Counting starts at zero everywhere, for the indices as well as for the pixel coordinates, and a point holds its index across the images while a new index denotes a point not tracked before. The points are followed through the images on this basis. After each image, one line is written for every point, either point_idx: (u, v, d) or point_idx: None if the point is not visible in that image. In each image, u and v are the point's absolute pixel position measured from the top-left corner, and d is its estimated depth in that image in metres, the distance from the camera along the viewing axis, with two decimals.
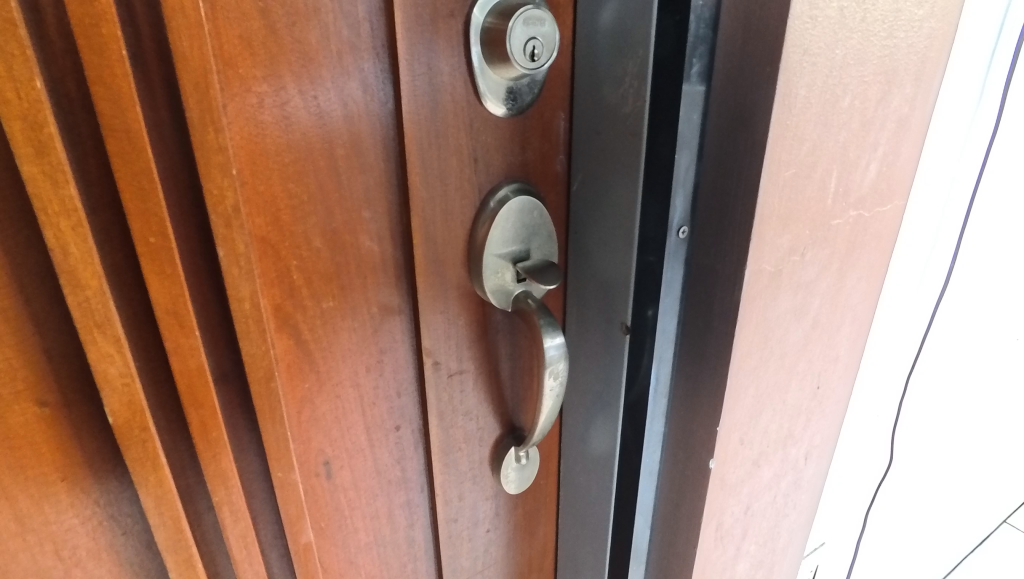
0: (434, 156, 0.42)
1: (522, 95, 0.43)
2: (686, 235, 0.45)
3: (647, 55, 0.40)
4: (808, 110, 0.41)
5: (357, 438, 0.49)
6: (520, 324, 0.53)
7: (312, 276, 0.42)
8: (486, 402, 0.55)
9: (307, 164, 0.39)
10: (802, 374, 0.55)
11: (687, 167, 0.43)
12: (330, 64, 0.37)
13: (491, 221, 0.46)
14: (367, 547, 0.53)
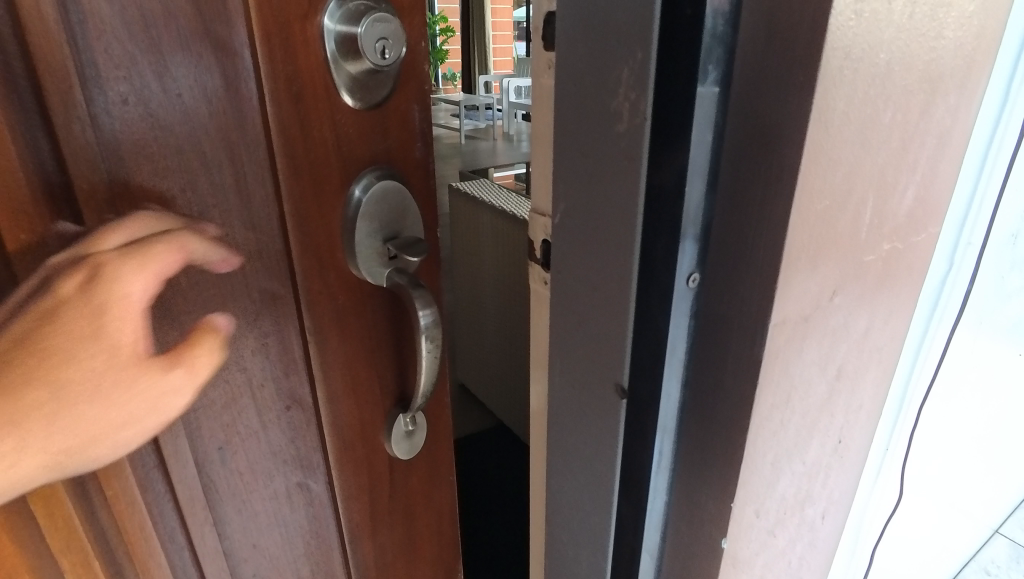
0: (311, 145, 0.32)
1: (377, 86, 0.33)
2: (696, 282, 0.37)
3: (648, 59, 0.32)
4: (846, 127, 0.33)
5: (249, 423, 0.36)
6: (402, 312, 0.40)
7: (195, 280, 0.31)
8: (388, 374, 0.41)
9: (181, 160, 0.29)
10: (824, 428, 0.47)
11: (698, 201, 0.34)
12: (186, 35, 0.28)
13: (366, 200, 0.35)
14: (270, 539, 0.40)
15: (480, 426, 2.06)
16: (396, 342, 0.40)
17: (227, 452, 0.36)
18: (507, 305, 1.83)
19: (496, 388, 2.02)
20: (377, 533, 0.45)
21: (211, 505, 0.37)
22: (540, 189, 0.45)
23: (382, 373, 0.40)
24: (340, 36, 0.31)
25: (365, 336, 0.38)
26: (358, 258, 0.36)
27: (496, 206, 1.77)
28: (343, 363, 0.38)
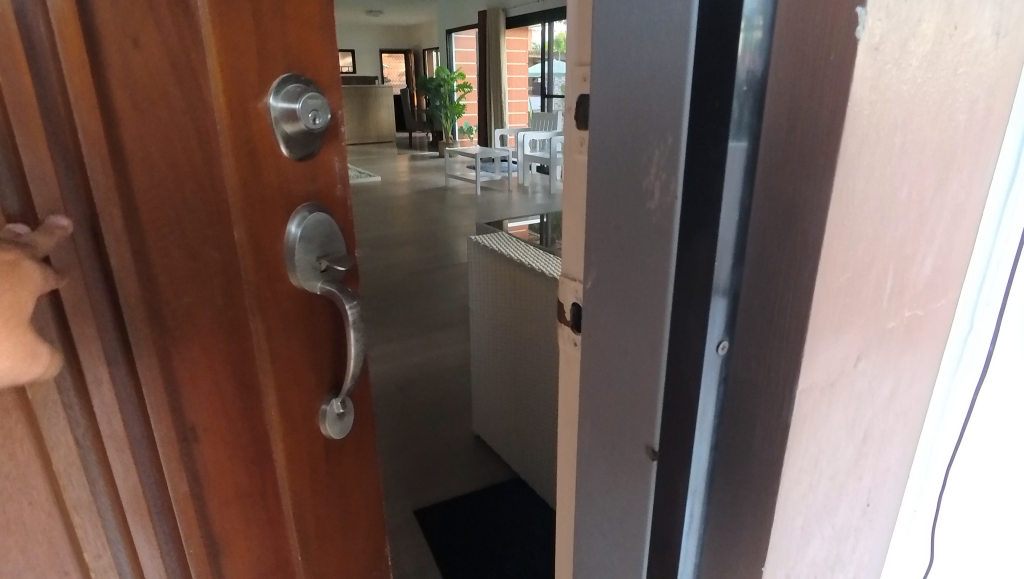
0: (266, 181, 0.41)
1: (309, 140, 0.42)
2: (725, 350, 0.38)
3: (677, 141, 0.35)
4: (866, 204, 0.35)
5: (217, 406, 0.45)
6: (336, 321, 0.47)
7: (174, 286, 0.41)
8: (325, 375, 0.48)
9: (169, 191, 0.39)
10: (853, 492, 0.47)
11: (725, 272, 0.36)
12: (176, 102, 0.38)
13: (304, 227, 0.43)
14: (233, 515, 0.48)
15: (496, 478, 2.04)
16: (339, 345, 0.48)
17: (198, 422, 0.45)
18: (525, 356, 1.84)
19: (513, 440, 2.01)
20: (324, 523, 0.51)
21: (186, 475, 0.45)
22: (571, 255, 0.47)
23: (323, 373, 0.47)
24: (283, 106, 0.40)
25: (315, 341, 0.46)
26: (298, 273, 0.43)
27: (515, 257, 1.81)
28: (295, 364, 0.46)
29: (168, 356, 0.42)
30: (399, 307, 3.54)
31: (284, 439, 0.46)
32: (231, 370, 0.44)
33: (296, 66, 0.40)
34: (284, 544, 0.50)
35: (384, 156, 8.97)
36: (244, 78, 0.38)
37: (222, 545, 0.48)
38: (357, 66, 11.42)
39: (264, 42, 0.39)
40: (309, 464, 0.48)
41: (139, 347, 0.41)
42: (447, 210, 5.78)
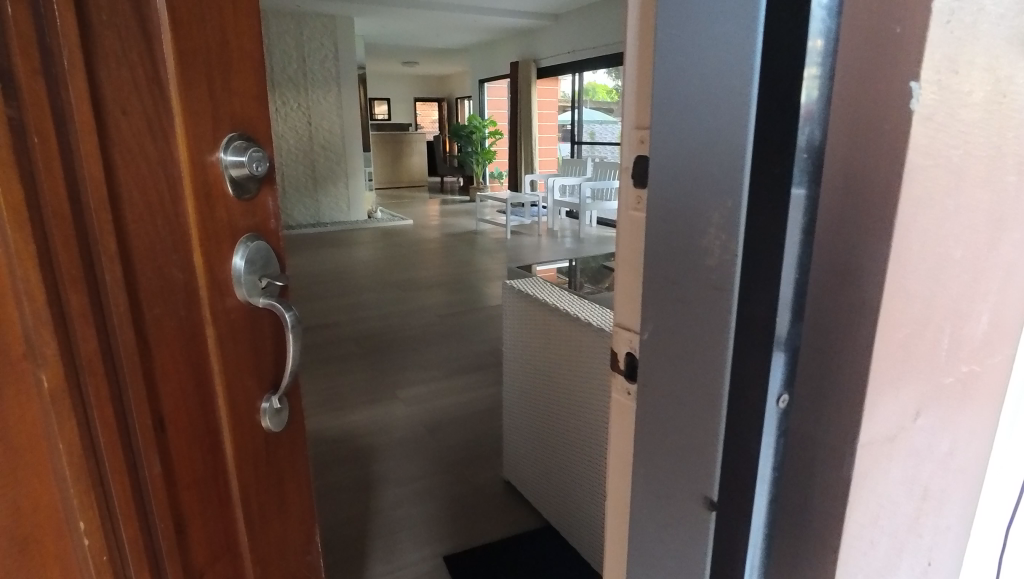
0: (219, 210, 0.51)
1: (249, 182, 0.52)
2: (785, 402, 0.39)
3: (736, 205, 0.37)
4: (923, 263, 0.36)
5: (188, 400, 0.52)
6: (270, 329, 0.57)
7: (151, 297, 0.48)
8: (263, 374, 0.57)
9: (148, 216, 0.47)
10: (913, 551, 0.47)
11: (786, 329, 0.37)
12: (159, 146, 0.47)
13: (247, 252, 0.53)
14: (197, 501, 0.54)
15: (528, 525, 2.01)
16: (275, 350, 0.58)
17: (170, 413, 0.51)
18: (552, 402, 1.88)
19: (545, 487, 1.99)
20: (264, 504, 0.60)
21: (164, 462, 0.51)
22: (626, 306, 0.49)
23: (261, 373, 0.57)
24: (232, 162, 0.50)
25: (255, 347, 0.56)
26: (243, 289, 0.53)
27: (549, 301, 1.83)
28: (240, 366, 0.55)
29: (147, 360, 0.49)
30: (429, 349, 3.57)
31: (233, 429, 0.55)
32: (193, 372, 0.52)
33: (239, 126, 0.51)
34: (234, 526, 0.58)
35: (416, 200, 9.18)
36: (202, 133, 0.48)
37: (188, 527, 0.54)
38: (392, 115, 11.85)
39: (216, 111, 0.49)
40: (254, 451, 0.58)
41: (126, 348, 0.47)
42: (477, 253, 5.87)
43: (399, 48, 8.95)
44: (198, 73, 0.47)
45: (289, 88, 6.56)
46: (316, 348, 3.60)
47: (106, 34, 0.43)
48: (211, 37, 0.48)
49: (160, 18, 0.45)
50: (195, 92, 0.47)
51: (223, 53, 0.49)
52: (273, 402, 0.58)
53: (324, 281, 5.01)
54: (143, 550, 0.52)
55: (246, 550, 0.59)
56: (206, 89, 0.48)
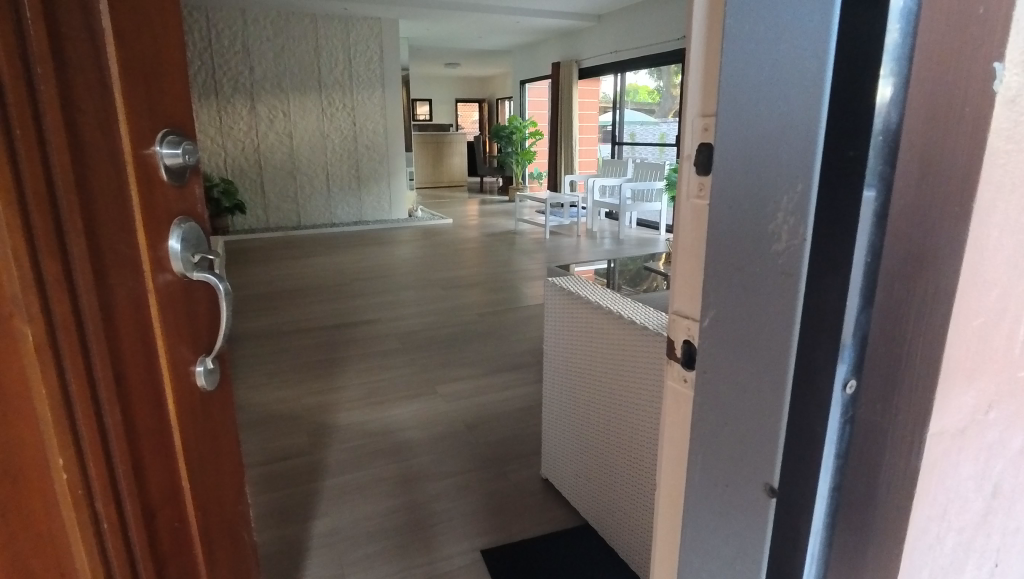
0: (160, 194, 0.56)
1: (181, 169, 0.58)
2: (852, 389, 0.37)
3: (807, 189, 0.37)
4: (1001, 252, 0.36)
5: (141, 364, 0.57)
6: (202, 300, 0.63)
7: (109, 268, 0.53)
8: (198, 342, 0.62)
9: (106, 195, 0.52)
10: (982, 551, 0.45)
11: (853, 318, 0.36)
12: (111, 134, 0.52)
13: (181, 233, 0.58)
14: (153, 457, 0.59)
15: (565, 524, 2.01)
16: (209, 324, 0.64)
17: (126, 375, 0.55)
18: (584, 391, 1.92)
19: (583, 486, 1.99)
20: (205, 461, 0.66)
21: (125, 420, 0.56)
22: (685, 294, 0.49)
23: (197, 342, 0.62)
24: (168, 153, 0.56)
25: (194, 320, 0.61)
26: (178, 266, 0.58)
27: (592, 299, 1.84)
28: (182, 338, 0.60)
29: (108, 324, 0.53)
30: (468, 347, 3.60)
31: (179, 394, 0.61)
32: (144, 342, 0.57)
33: (172, 123, 0.57)
34: (182, 483, 0.63)
35: (456, 201, 9.26)
36: (143, 129, 0.54)
37: (146, 481, 0.59)
38: (434, 116, 12.00)
39: (154, 109, 0.55)
40: (196, 415, 0.64)
41: (89, 312, 0.52)
42: (516, 253, 5.90)
43: (442, 50, 9.06)
44: (139, 74, 0.53)
45: (336, 89, 6.72)
46: (358, 344, 3.67)
47: (68, 33, 0.48)
48: (150, 46, 0.54)
49: (105, 25, 0.50)
50: (137, 92, 0.53)
51: (157, 59, 0.54)
52: (209, 367, 0.63)
53: (366, 278, 5.10)
54: (110, 500, 0.57)
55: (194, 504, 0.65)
56: (146, 90, 0.53)
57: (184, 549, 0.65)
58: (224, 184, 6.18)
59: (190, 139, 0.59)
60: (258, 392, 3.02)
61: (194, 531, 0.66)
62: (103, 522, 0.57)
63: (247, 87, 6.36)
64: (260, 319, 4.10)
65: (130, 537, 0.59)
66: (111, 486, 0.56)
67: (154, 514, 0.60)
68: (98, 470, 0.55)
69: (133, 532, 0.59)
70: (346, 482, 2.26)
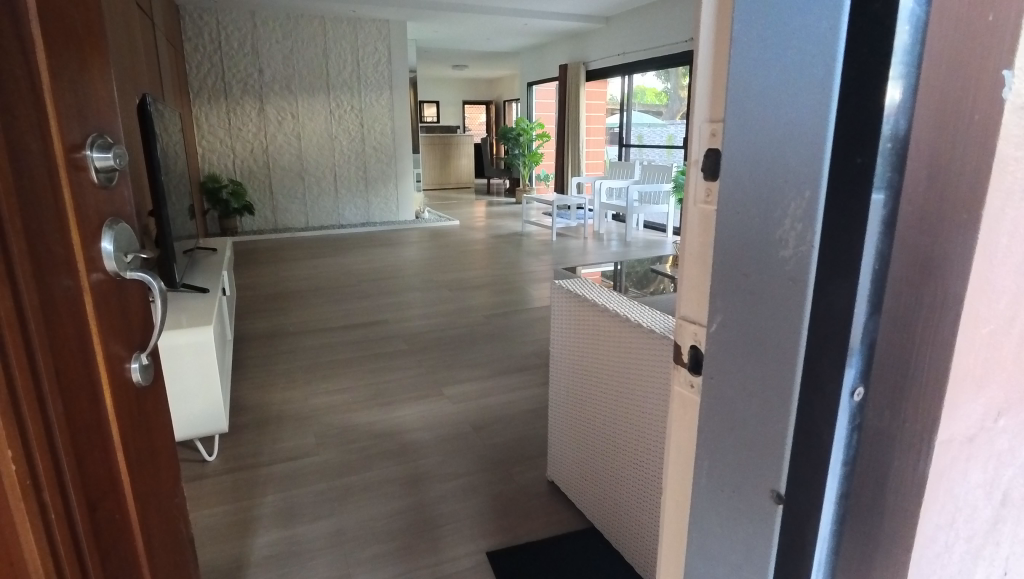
0: (90, 200, 0.71)
1: (109, 172, 0.75)
2: (859, 397, 0.38)
3: (815, 196, 0.37)
4: (1010, 259, 0.35)
5: (77, 346, 0.69)
6: (128, 287, 0.80)
7: (50, 264, 0.65)
8: (125, 323, 0.79)
9: (45, 206, 0.65)
10: (994, 562, 0.44)
11: (860, 324, 0.36)
12: (50, 147, 0.66)
13: (114, 235, 0.75)
14: (94, 422, 0.72)
15: (571, 526, 2.01)
16: (133, 316, 0.81)
17: (62, 354, 0.67)
18: (584, 388, 1.94)
19: (587, 486, 2.00)
20: (134, 426, 0.80)
21: (66, 392, 0.67)
22: (692, 298, 0.49)
23: (124, 323, 0.78)
24: (98, 156, 0.73)
25: (120, 310, 0.77)
26: (111, 264, 0.75)
27: (598, 302, 1.84)
28: (111, 330, 0.75)
29: (46, 313, 0.64)
30: (475, 349, 3.61)
31: (110, 374, 0.75)
32: (81, 333, 0.70)
33: (99, 132, 0.74)
34: (115, 453, 0.76)
35: (463, 202, 9.28)
36: (75, 139, 0.70)
37: (87, 444, 0.71)
38: (442, 118, 12.04)
39: (81, 115, 0.71)
40: (124, 386, 0.78)
41: (34, 303, 0.62)
42: (523, 255, 5.90)
43: (450, 51, 9.08)
44: (70, 93, 0.69)
45: (344, 91, 6.76)
46: (366, 345, 3.68)
47: (14, 55, 0.61)
48: (74, 68, 0.70)
49: (37, 46, 0.64)
50: (70, 109, 0.69)
51: (81, 71, 0.71)
52: (139, 351, 0.81)
53: (373, 280, 5.13)
54: (54, 470, 0.66)
55: (126, 472, 0.78)
56: (75, 107, 0.70)
57: (120, 514, 0.77)
58: (233, 185, 6.22)
59: (115, 145, 0.77)
60: (264, 393, 3.04)
61: (128, 497, 0.79)
62: (57, 488, 0.66)
63: (256, 89, 6.41)
64: (269, 320, 4.12)
65: (70, 501, 0.68)
66: (57, 478, 0.66)
67: (92, 487, 0.72)
68: (45, 462, 0.64)
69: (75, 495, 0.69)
70: (353, 483, 2.27)
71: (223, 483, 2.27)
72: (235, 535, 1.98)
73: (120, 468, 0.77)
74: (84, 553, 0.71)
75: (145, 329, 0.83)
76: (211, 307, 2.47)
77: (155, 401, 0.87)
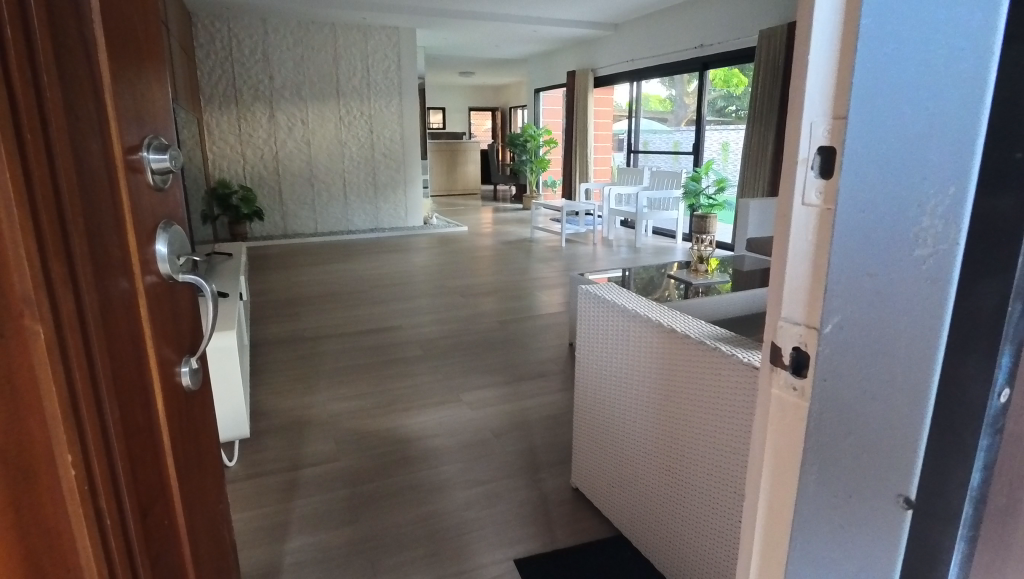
0: (145, 201, 0.71)
1: (164, 175, 0.75)
2: (1006, 397, 0.42)
3: (961, 191, 0.40)
4: None
5: (131, 350, 0.68)
6: (177, 291, 0.80)
7: (110, 264, 0.64)
8: (175, 326, 0.79)
9: (104, 206, 0.63)
10: None
11: (1017, 319, 0.41)
12: (111, 146, 0.65)
13: (166, 238, 0.74)
14: (147, 424, 0.71)
15: (598, 533, 1.99)
16: (182, 321, 0.81)
17: (118, 358, 0.65)
18: (610, 392, 1.93)
19: (614, 493, 1.98)
20: (182, 429, 0.79)
21: (122, 396, 0.65)
22: (790, 299, 0.49)
23: (172, 326, 0.77)
24: (154, 158, 0.73)
25: (170, 312, 0.77)
26: (165, 267, 0.75)
27: (626, 306, 1.82)
28: (162, 335, 0.74)
29: (105, 316, 0.62)
30: (489, 355, 3.59)
31: (161, 377, 0.73)
32: (137, 336, 0.69)
33: (154, 135, 0.74)
34: (165, 458, 0.75)
35: (470, 208, 9.27)
36: (133, 141, 0.69)
37: (141, 448, 0.69)
38: (447, 125, 12.07)
39: (139, 118, 0.71)
40: (174, 391, 0.77)
41: (91, 304, 0.60)
42: (532, 261, 5.89)
43: (458, 58, 9.09)
44: (129, 94, 0.69)
45: (354, 98, 6.78)
46: (381, 350, 3.67)
47: (82, 54, 0.61)
48: (133, 70, 0.70)
49: (101, 44, 0.63)
50: (128, 110, 0.68)
51: (139, 73, 0.72)
52: (189, 356, 0.82)
53: (383, 286, 5.12)
54: (109, 475, 0.63)
55: (174, 477, 0.76)
56: (134, 109, 0.70)
57: (169, 521, 0.76)
58: (243, 192, 6.24)
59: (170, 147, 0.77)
60: (280, 398, 3.03)
61: (175, 503, 0.77)
62: (115, 493, 0.64)
63: (267, 95, 6.44)
64: (282, 326, 4.11)
65: (123, 508, 0.65)
66: (112, 483, 0.64)
67: (144, 494, 0.69)
68: (102, 469, 0.63)
69: (128, 505, 0.66)
70: (376, 490, 2.26)
71: (246, 489, 2.26)
72: (262, 542, 1.97)
73: (169, 472, 0.76)
74: (138, 562, 0.68)
75: (192, 334, 0.83)
76: (233, 312, 2.46)
77: (201, 405, 0.87)
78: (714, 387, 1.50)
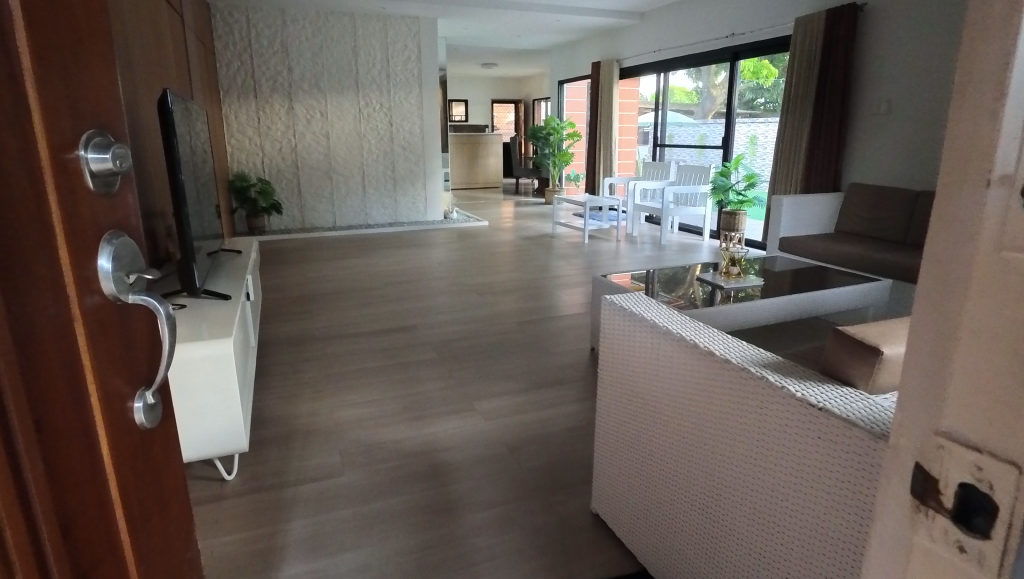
0: (79, 206, 0.53)
1: (109, 178, 0.57)
2: None
3: None
4: None
5: (66, 383, 0.51)
6: (131, 313, 0.61)
7: (30, 280, 0.47)
8: (129, 356, 0.60)
9: (21, 199, 0.46)
10: None
11: None
12: (29, 134, 0.47)
13: (114, 249, 0.56)
14: (90, 476, 0.54)
15: (622, 568, 1.81)
16: (140, 346, 0.62)
17: (38, 398, 0.47)
18: (638, 417, 1.74)
19: (641, 523, 1.79)
20: (139, 477, 0.62)
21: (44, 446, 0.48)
22: (957, 411, 0.37)
23: (122, 358, 0.59)
24: (94, 158, 0.54)
25: (120, 340, 0.59)
26: (110, 286, 0.56)
27: (659, 323, 1.62)
28: (111, 365, 0.57)
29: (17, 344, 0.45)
30: (505, 359, 3.41)
31: (107, 418, 0.56)
32: (71, 369, 0.52)
33: (101, 130, 0.56)
34: (114, 513, 0.58)
35: (490, 203, 9.08)
36: (66, 135, 0.51)
37: (80, 509, 0.52)
38: (469, 117, 11.86)
39: (75, 108, 0.53)
40: (127, 432, 0.60)
41: None
42: (553, 258, 5.69)
43: (480, 48, 8.88)
44: (57, 74, 0.51)
45: (373, 89, 6.63)
46: (393, 353, 3.52)
47: None
48: (65, 43, 0.52)
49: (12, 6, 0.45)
50: (55, 94, 0.50)
51: (73, 54, 0.53)
52: (147, 390, 0.63)
53: (399, 283, 4.96)
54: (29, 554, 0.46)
55: (127, 534, 0.59)
56: (66, 94, 0.51)
57: None
58: (261, 184, 6.12)
59: (117, 144, 0.58)
60: (287, 403, 2.90)
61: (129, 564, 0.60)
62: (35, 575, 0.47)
63: (285, 86, 6.31)
64: (293, 324, 3.98)
65: None
66: (32, 555, 0.47)
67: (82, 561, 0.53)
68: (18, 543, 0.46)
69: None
70: (382, 509, 2.10)
71: (243, 506, 2.12)
72: (255, 568, 1.82)
73: (120, 532, 0.59)
74: None
75: (155, 363, 0.65)
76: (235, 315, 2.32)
77: (167, 444, 0.70)
78: (758, 422, 1.29)
